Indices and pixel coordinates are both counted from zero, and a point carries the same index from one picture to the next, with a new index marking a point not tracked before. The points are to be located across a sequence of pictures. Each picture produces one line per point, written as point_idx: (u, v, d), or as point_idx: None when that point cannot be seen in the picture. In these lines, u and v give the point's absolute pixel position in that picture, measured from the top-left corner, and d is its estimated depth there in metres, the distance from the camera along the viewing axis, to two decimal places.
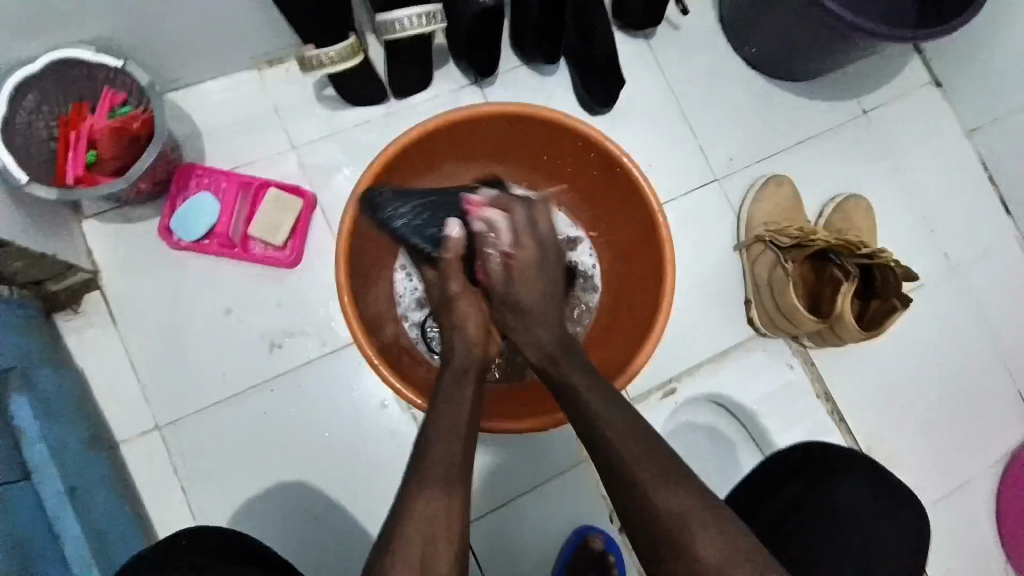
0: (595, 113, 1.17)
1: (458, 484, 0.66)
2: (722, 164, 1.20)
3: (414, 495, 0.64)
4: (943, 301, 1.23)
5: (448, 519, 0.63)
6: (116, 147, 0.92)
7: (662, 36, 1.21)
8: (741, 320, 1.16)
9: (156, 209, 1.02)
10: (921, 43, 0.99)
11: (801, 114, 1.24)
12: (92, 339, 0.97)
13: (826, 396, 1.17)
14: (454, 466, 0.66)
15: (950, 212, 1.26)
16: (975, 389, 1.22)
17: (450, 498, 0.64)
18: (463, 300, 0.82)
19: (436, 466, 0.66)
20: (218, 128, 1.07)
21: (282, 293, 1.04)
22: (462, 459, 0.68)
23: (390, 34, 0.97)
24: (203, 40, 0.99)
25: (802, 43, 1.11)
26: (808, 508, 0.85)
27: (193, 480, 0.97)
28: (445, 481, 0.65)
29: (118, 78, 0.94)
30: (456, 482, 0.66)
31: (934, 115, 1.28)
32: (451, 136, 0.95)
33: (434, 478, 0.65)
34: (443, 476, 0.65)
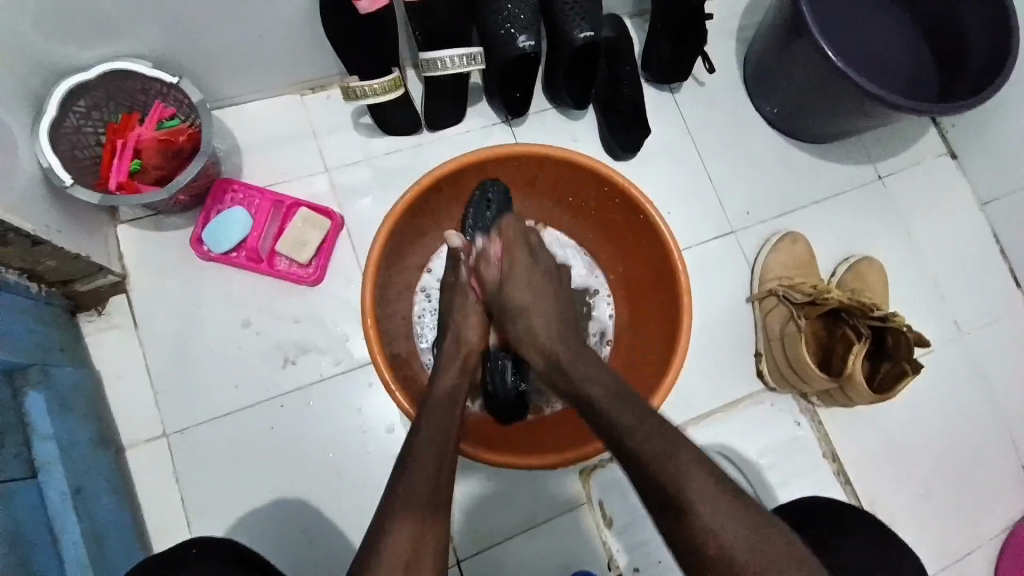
0: (618, 158, 1.20)
1: (438, 510, 0.66)
2: (739, 217, 1.23)
3: (393, 519, 0.64)
4: (953, 368, 1.23)
5: (426, 544, 0.63)
6: (161, 157, 0.96)
7: (688, 90, 1.26)
8: (751, 372, 1.17)
9: (189, 218, 1.05)
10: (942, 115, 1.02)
11: (818, 174, 1.27)
12: (111, 340, 0.99)
13: (833, 456, 1.16)
14: (435, 487, 0.67)
15: (962, 280, 1.28)
16: (983, 461, 1.21)
17: (429, 526, 0.64)
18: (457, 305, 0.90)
19: (412, 495, 0.65)
20: (256, 146, 1.11)
21: (300, 309, 1.05)
22: (445, 488, 0.68)
23: (431, 71, 1.01)
24: (251, 63, 1.04)
25: (824, 108, 1.15)
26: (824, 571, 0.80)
27: (194, 490, 0.96)
28: (424, 501, 0.65)
29: (169, 93, 0.98)
30: (436, 510, 0.66)
31: (947, 185, 1.31)
32: (482, 172, 0.99)
33: (413, 505, 0.65)
34: (422, 499, 0.65)
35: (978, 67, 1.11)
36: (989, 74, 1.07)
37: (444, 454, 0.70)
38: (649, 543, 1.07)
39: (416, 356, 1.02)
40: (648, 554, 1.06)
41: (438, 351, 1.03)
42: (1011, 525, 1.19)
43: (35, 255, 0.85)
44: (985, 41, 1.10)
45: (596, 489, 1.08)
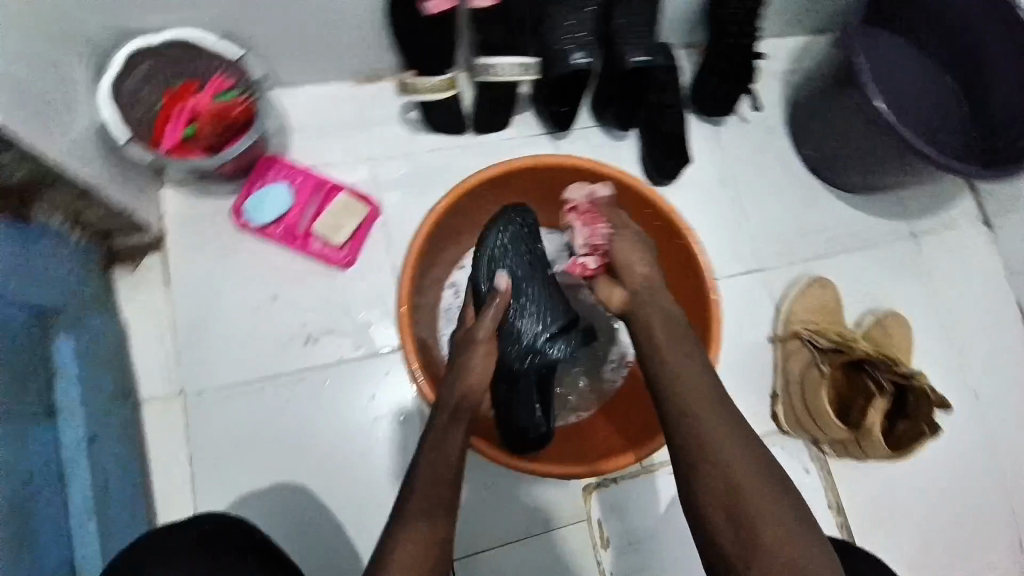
0: (655, 183, 1.22)
1: (440, 515, 0.65)
2: (769, 257, 1.23)
3: (402, 527, 0.63)
4: (968, 436, 1.21)
5: (431, 550, 0.62)
6: (215, 128, 0.98)
7: (733, 126, 1.27)
8: (765, 412, 1.16)
9: (233, 189, 1.07)
10: (989, 182, 1.02)
11: (852, 225, 1.27)
12: (142, 297, 1.00)
13: (838, 509, 1.14)
14: (441, 496, 0.65)
15: (986, 349, 1.26)
16: (990, 535, 1.18)
17: (434, 529, 0.63)
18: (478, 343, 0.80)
19: (423, 498, 0.65)
20: (305, 128, 1.13)
21: (327, 292, 1.06)
22: (451, 495, 0.66)
23: (484, 76, 1.04)
24: (312, 48, 1.06)
25: (868, 160, 1.15)
26: None
27: (201, 456, 0.97)
28: (431, 512, 0.64)
29: (232, 68, 0.99)
30: (442, 512, 0.65)
31: (980, 252, 1.31)
32: (529, 179, 1.00)
33: (421, 508, 0.64)
34: (424, 505, 0.65)
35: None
36: None
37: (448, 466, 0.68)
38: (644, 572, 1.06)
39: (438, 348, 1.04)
40: None
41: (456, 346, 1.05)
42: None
43: (80, 205, 0.86)
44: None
45: (596, 508, 1.07)
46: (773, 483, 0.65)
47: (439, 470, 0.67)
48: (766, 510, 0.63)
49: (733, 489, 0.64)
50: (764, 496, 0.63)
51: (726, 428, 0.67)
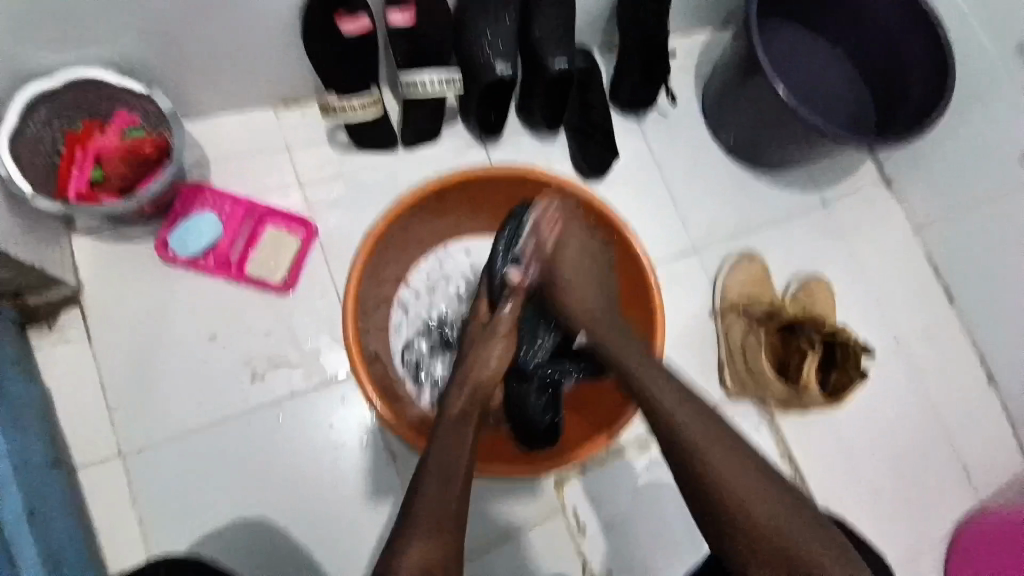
0: (586, 178, 1.25)
1: (446, 529, 0.68)
2: (700, 237, 1.30)
3: (407, 538, 0.66)
4: (896, 379, 1.31)
5: (432, 566, 0.64)
6: (126, 167, 0.94)
7: (652, 116, 1.33)
8: (715, 383, 1.22)
9: (152, 229, 1.02)
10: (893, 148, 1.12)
11: (772, 198, 1.35)
12: (63, 355, 0.95)
13: (790, 461, 1.21)
14: (447, 509, 0.69)
15: (901, 298, 1.36)
16: (928, 467, 1.27)
17: (438, 540, 0.67)
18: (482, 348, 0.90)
19: (427, 515, 0.68)
20: (226, 157, 1.09)
21: (270, 324, 1.03)
22: (456, 512, 0.70)
23: (410, 90, 1.04)
24: (225, 74, 1.03)
25: (778, 137, 1.22)
26: None
27: (152, 514, 0.92)
28: (440, 527, 0.67)
29: (136, 101, 0.97)
30: (449, 528, 0.68)
31: (885, 209, 1.41)
32: (461, 189, 1.03)
33: (426, 526, 0.67)
34: (435, 523, 0.68)
35: (920, 97, 1.18)
36: (926, 111, 1.15)
37: (458, 478, 0.72)
38: (622, 553, 1.09)
39: (390, 358, 1.04)
40: (622, 564, 1.08)
41: (411, 355, 1.06)
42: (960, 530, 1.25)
43: None
44: (923, 68, 1.18)
45: (569, 499, 1.09)
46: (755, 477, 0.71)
47: (443, 496, 0.70)
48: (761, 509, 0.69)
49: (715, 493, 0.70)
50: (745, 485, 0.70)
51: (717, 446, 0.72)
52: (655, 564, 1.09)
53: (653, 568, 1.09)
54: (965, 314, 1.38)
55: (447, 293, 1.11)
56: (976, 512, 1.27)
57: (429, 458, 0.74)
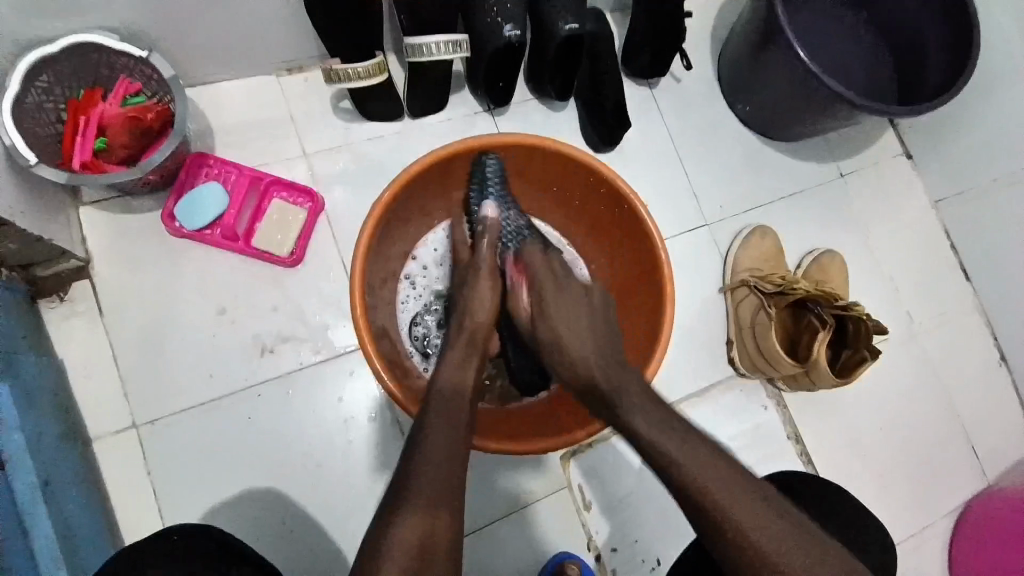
0: (598, 150, 1.23)
1: (441, 505, 0.66)
2: (712, 211, 1.27)
3: (400, 513, 0.64)
4: (906, 356, 1.30)
5: (430, 541, 0.63)
6: (130, 136, 0.92)
7: (665, 85, 1.29)
8: (723, 359, 1.22)
9: (158, 201, 1.02)
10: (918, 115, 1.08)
11: (787, 171, 1.32)
12: (75, 328, 0.96)
13: (796, 437, 1.21)
14: (448, 476, 0.68)
15: (916, 275, 1.34)
16: (935, 445, 1.27)
17: (434, 513, 0.65)
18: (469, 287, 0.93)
19: (425, 485, 0.66)
20: (230, 127, 1.07)
21: (278, 298, 1.03)
22: (454, 483, 0.69)
23: (416, 57, 1.00)
24: (227, 41, 1.01)
25: (797, 107, 1.18)
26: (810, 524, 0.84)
27: (167, 484, 0.94)
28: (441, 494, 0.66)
29: (137, 68, 0.94)
30: (443, 503, 0.66)
31: (903, 183, 1.38)
32: (470, 160, 1.01)
33: (423, 499, 0.65)
34: (436, 492, 0.66)
35: (944, 65, 1.14)
36: (953, 76, 1.10)
37: (456, 446, 0.72)
38: (626, 525, 1.11)
39: (396, 330, 1.04)
40: (626, 535, 1.11)
41: (418, 329, 1.05)
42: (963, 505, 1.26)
43: None
44: (948, 35, 1.13)
45: (574, 472, 1.11)
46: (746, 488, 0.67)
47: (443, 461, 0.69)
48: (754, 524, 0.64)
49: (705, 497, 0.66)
50: (738, 489, 0.66)
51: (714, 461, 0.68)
52: (660, 535, 1.11)
53: (657, 538, 1.11)
54: (979, 289, 1.36)
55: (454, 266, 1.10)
56: (980, 489, 1.27)
57: (423, 428, 0.73)
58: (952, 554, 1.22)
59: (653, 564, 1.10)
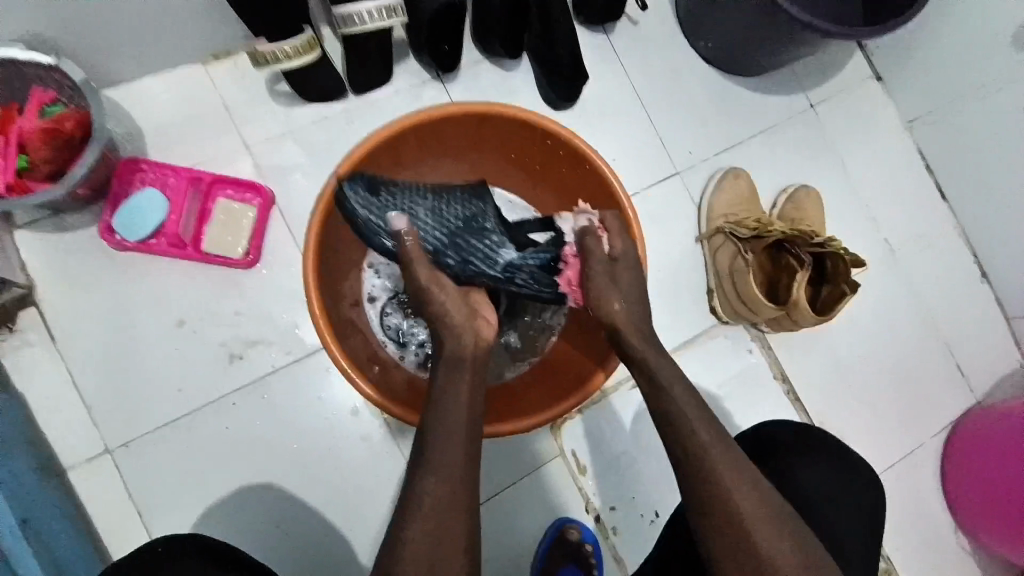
0: (558, 107, 1.17)
1: (459, 503, 0.66)
2: (682, 158, 1.23)
3: (409, 517, 0.65)
4: (888, 285, 1.29)
5: (447, 547, 0.64)
6: (51, 150, 0.85)
7: (622, 30, 1.22)
8: (705, 310, 1.20)
9: (96, 214, 0.96)
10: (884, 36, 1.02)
11: (755, 107, 1.27)
12: (29, 359, 0.92)
13: (784, 378, 1.21)
14: (456, 469, 0.68)
15: (893, 201, 1.32)
16: (920, 369, 1.28)
17: (450, 512, 0.65)
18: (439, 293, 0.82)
19: (427, 498, 0.66)
20: (162, 127, 1.01)
21: (240, 302, 0.99)
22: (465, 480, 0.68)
23: (347, 28, 0.93)
24: (141, 34, 0.93)
25: (761, 39, 1.11)
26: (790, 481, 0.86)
27: (153, 503, 0.93)
28: (449, 486, 0.67)
29: (49, 76, 0.87)
30: (460, 500, 0.67)
31: (875, 106, 1.33)
32: (419, 135, 0.96)
33: (433, 504, 0.65)
34: (446, 495, 0.66)
35: None
36: None
37: (464, 439, 0.71)
38: (623, 484, 1.11)
39: (364, 318, 1.02)
40: (623, 494, 1.11)
41: (386, 312, 1.03)
42: (953, 425, 1.28)
43: None
44: None
45: (567, 440, 1.10)
46: (740, 467, 0.71)
47: (450, 454, 0.69)
48: (750, 504, 0.68)
49: (705, 482, 0.69)
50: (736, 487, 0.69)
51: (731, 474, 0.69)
52: (656, 490, 1.12)
53: (654, 491, 1.12)
54: (957, 208, 1.34)
55: None
56: (967, 406, 1.29)
57: (428, 436, 0.71)
58: (944, 474, 1.24)
59: (653, 517, 1.11)
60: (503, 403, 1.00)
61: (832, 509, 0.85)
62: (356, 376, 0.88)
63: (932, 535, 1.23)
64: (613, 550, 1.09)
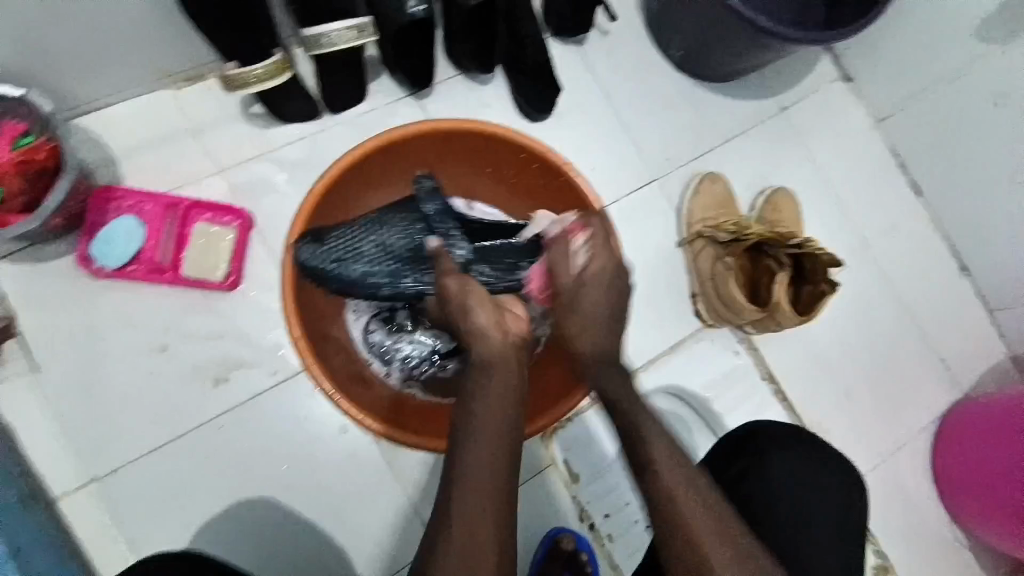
0: (533, 119, 1.18)
1: (492, 506, 0.66)
2: (657, 164, 1.24)
3: (443, 534, 0.65)
4: (867, 283, 1.30)
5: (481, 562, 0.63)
6: (23, 181, 0.86)
7: (592, 40, 1.24)
8: (689, 314, 1.21)
9: (72, 243, 0.96)
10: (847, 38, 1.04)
11: (728, 111, 1.28)
12: (9, 392, 0.91)
13: (769, 378, 1.22)
14: (496, 474, 0.68)
15: (867, 199, 1.33)
16: (903, 363, 1.29)
17: (484, 523, 0.65)
18: (470, 297, 0.80)
19: (461, 520, 0.65)
20: (136, 154, 1.01)
21: (221, 326, 0.99)
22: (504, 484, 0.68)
23: (318, 49, 0.93)
24: (112, 62, 0.93)
25: (727, 44, 1.14)
26: (767, 481, 0.87)
27: (139, 532, 0.92)
28: (482, 500, 0.66)
29: (19, 108, 0.87)
30: (492, 499, 0.67)
31: (845, 105, 1.35)
32: (391, 152, 0.96)
33: (469, 528, 0.64)
34: (485, 502, 0.66)
35: None
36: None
37: (499, 452, 0.69)
38: (615, 491, 1.11)
39: (346, 339, 1.01)
40: (615, 502, 1.11)
41: (370, 330, 1.03)
42: (940, 418, 1.28)
43: None
44: None
45: (557, 450, 1.10)
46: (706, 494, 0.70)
47: (483, 472, 0.68)
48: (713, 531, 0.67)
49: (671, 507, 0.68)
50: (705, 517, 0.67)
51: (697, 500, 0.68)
52: None
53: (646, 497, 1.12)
54: (932, 202, 1.36)
55: None
56: (951, 397, 1.30)
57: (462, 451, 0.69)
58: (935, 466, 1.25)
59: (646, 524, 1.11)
60: None
61: (814, 503, 0.86)
62: (344, 404, 0.89)
63: (924, 528, 1.24)
64: (608, 559, 1.09)
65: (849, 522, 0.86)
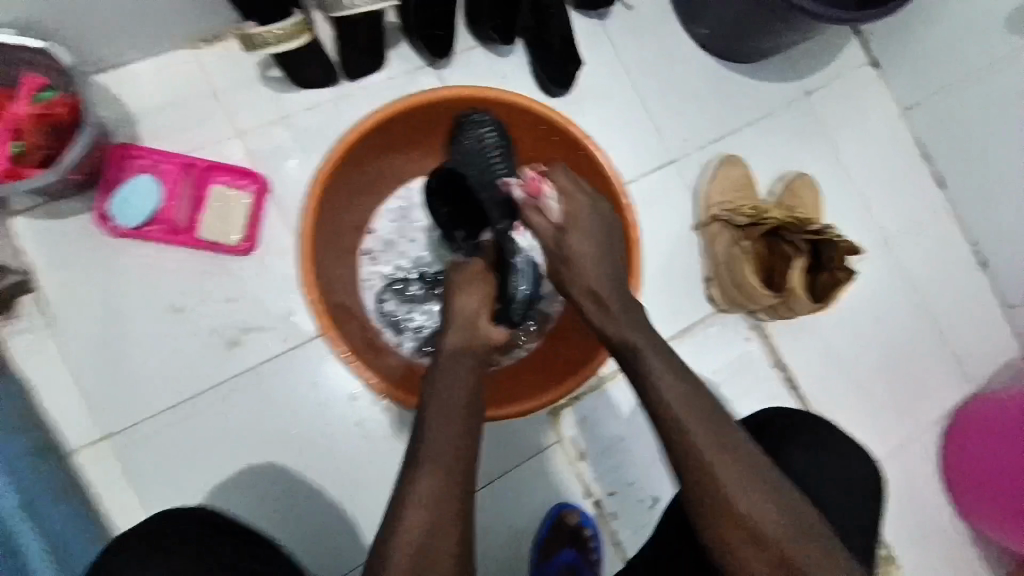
0: (552, 94, 1.16)
1: (457, 477, 0.61)
2: (677, 145, 1.22)
3: (407, 496, 0.60)
4: (883, 273, 1.29)
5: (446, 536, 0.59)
6: (45, 135, 0.86)
7: (615, 16, 1.21)
8: (702, 297, 1.20)
9: (89, 200, 0.96)
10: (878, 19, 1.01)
11: (750, 94, 1.26)
12: (26, 345, 0.92)
13: (779, 365, 1.21)
14: (461, 460, 0.62)
15: (888, 189, 1.31)
16: (915, 356, 1.28)
17: (449, 493, 0.60)
18: (459, 277, 0.77)
19: (424, 488, 0.60)
20: (154, 114, 1.01)
21: (235, 288, 0.99)
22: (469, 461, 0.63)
23: (340, 12, 0.92)
24: (132, 20, 0.93)
25: (754, 24, 1.11)
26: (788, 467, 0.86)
27: (150, 488, 0.93)
28: (445, 471, 0.61)
29: (40, 61, 0.87)
30: (459, 468, 0.62)
31: (871, 93, 1.33)
32: (407, 119, 0.95)
33: (434, 494, 0.60)
34: (449, 470, 0.61)
35: None
36: None
37: (463, 426, 0.64)
38: (621, 468, 1.12)
39: (361, 308, 1.02)
40: (621, 479, 1.12)
41: (386, 300, 1.03)
42: (950, 412, 1.28)
43: None
44: None
45: (566, 426, 1.11)
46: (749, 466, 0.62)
47: (447, 442, 0.62)
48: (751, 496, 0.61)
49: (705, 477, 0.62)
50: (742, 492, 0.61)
51: (731, 464, 0.62)
52: (655, 472, 1.12)
53: (652, 476, 1.12)
54: (953, 195, 1.34)
55: (418, 238, 1.06)
56: (962, 392, 1.29)
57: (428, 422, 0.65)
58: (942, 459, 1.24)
59: (651, 502, 1.12)
60: (511, 384, 1.01)
61: (830, 492, 0.86)
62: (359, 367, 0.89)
63: (927, 520, 1.24)
64: (612, 534, 1.10)
65: (861, 512, 0.86)
